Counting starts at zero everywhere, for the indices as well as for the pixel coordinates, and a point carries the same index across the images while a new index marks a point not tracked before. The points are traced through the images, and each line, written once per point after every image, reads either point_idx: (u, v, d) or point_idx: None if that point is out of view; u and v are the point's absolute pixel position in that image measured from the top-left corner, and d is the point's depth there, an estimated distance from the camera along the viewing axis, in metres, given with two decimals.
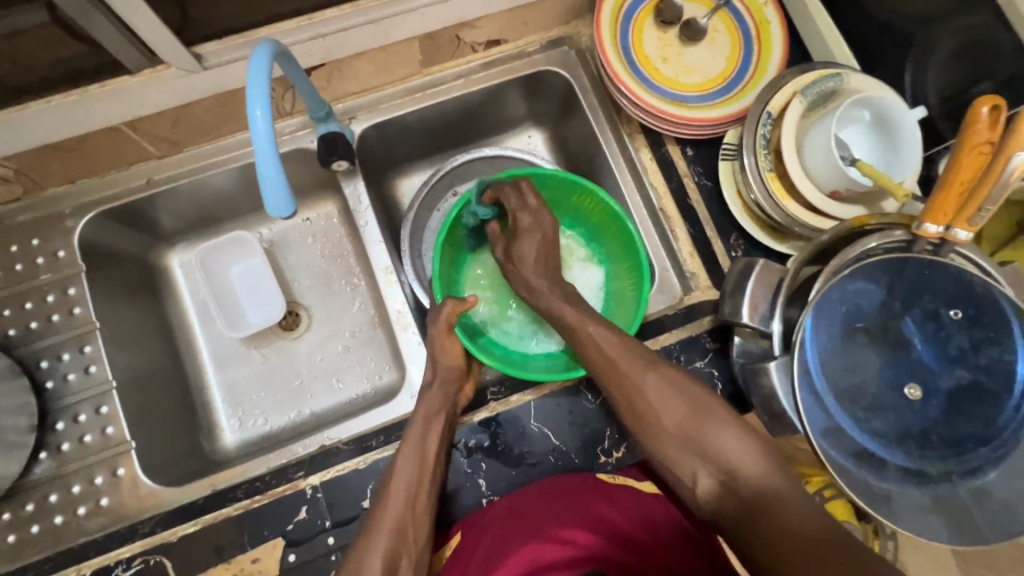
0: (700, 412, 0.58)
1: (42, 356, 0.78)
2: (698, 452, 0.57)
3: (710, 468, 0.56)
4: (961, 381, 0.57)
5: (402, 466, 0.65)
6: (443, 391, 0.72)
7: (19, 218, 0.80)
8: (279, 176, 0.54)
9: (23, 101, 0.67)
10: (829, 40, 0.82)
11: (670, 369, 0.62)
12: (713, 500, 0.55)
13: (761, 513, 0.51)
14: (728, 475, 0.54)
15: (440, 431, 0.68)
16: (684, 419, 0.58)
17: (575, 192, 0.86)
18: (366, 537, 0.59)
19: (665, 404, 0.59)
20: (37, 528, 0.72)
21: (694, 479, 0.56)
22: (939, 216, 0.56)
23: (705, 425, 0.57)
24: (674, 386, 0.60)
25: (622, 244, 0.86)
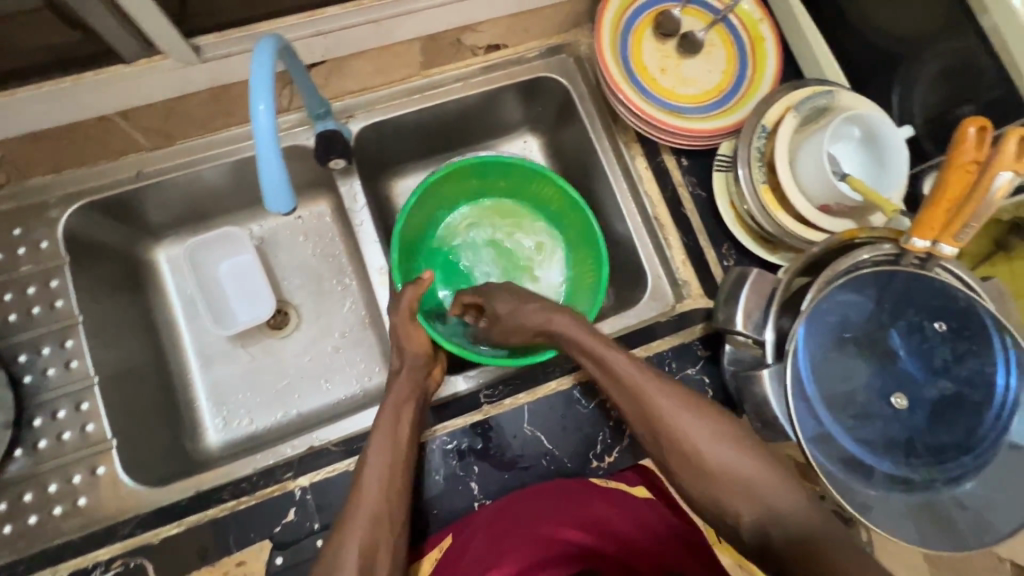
0: (739, 450, 0.57)
1: (20, 350, 0.75)
2: (743, 492, 0.56)
3: (755, 507, 0.55)
4: (945, 392, 0.59)
5: (374, 455, 0.65)
6: (411, 376, 0.72)
7: (0, 207, 0.78)
8: (279, 172, 0.54)
9: (10, 86, 0.65)
10: (820, 58, 0.85)
11: (709, 409, 0.60)
12: (760, 539, 0.54)
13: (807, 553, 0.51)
14: (772, 516, 0.54)
15: (410, 417, 0.68)
16: (726, 458, 0.57)
17: (531, 177, 0.90)
18: (342, 528, 0.60)
19: (708, 444, 0.58)
20: (10, 528, 0.69)
21: (738, 517, 0.55)
22: (927, 231, 0.58)
23: (744, 464, 0.57)
24: (710, 423, 0.59)
25: (581, 229, 0.89)
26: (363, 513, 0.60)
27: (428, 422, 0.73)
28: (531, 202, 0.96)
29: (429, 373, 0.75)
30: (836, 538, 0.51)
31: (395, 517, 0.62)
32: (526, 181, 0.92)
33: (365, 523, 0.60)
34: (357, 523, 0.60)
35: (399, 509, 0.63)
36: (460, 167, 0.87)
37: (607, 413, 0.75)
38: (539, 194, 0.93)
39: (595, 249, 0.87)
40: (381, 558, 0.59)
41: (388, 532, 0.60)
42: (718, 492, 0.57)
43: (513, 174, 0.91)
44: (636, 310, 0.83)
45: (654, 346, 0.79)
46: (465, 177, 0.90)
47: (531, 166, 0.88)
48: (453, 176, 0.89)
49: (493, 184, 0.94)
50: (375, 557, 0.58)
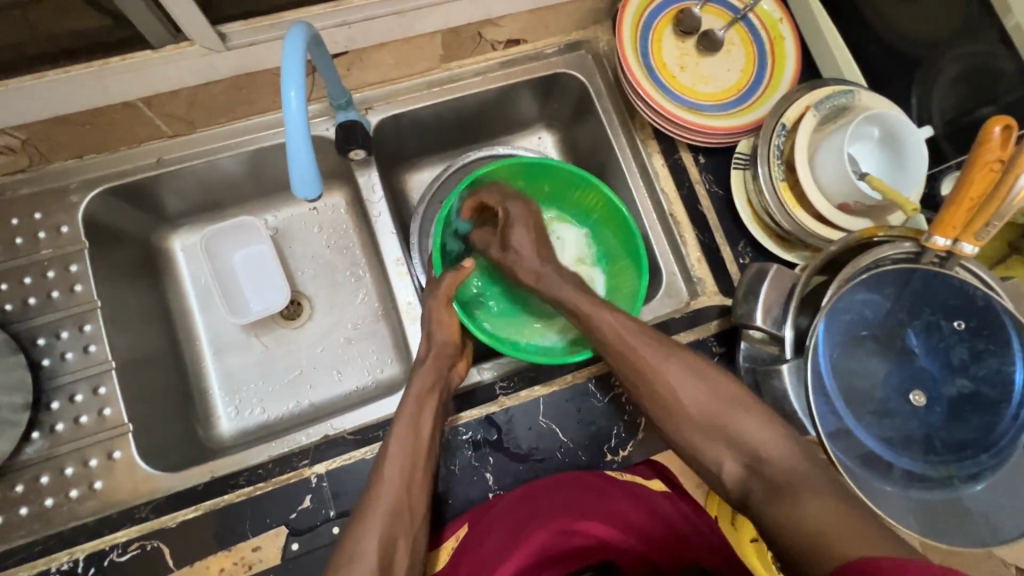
0: (726, 403, 0.63)
1: (39, 333, 0.75)
2: (725, 442, 0.62)
3: (737, 454, 0.61)
4: (963, 390, 0.60)
5: (394, 446, 0.65)
6: (436, 365, 0.73)
7: (21, 190, 0.78)
8: (308, 157, 0.54)
9: (37, 70, 0.66)
10: (839, 58, 0.85)
11: (701, 366, 0.67)
12: (741, 485, 0.61)
13: (784, 503, 0.55)
14: (752, 459, 0.60)
15: (432, 411, 0.68)
16: (710, 409, 0.64)
17: (578, 185, 0.89)
18: (364, 517, 0.61)
19: (694, 395, 0.65)
20: (26, 510, 0.69)
21: (720, 466, 0.63)
22: (948, 229, 0.59)
23: (732, 418, 0.62)
24: (701, 379, 0.66)
25: (622, 239, 0.88)
26: (383, 504, 0.61)
27: (453, 409, 0.74)
28: (572, 208, 0.94)
29: (456, 364, 0.76)
30: (823, 489, 0.54)
31: (413, 513, 0.62)
32: (569, 188, 0.90)
33: (384, 516, 0.61)
34: (374, 520, 0.60)
35: (418, 502, 0.63)
36: (506, 165, 0.86)
37: (622, 407, 0.75)
38: (580, 203, 0.92)
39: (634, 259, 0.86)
40: (400, 554, 0.59)
41: (406, 526, 0.61)
42: (699, 440, 0.64)
43: (559, 179, 0.89)
44: (651, 306, 0.85)
45: None
46: (511, 177, 0.88)
47: (576, 172, 0.87)
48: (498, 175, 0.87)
49: (536, 190, 0.92)
50: (394, 550, 0.59)
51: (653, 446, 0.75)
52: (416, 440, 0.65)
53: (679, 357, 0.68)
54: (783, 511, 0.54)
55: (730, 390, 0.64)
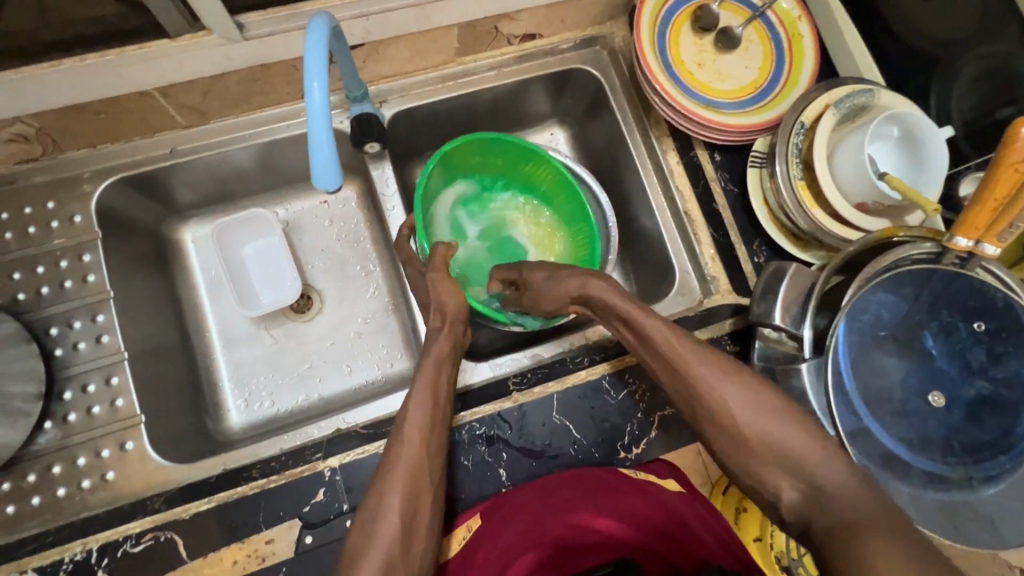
0: (775, 415, 0.54)
1: (52, 323, 0.75)
2: (780, 463, 0.52)
3: (794, 480, 0.51)
4: (982, 391, 0.60)
5: (413, 408, 0.63)
6: (453, 331, 0.71)
7: (34, 179, 0.77)
8: (328, 149, 0.54)
9: (53, 57, 0.65)
10: (857, 57, 0.84)
11: (753, 379, 0.56)
12: (803, 516, 0.50)
13: (853, 541, 0.45)
14: (815, 488, 0.50)
15: (449, 375, 0.67)
16: (760, 416, 0.54)
17: (528, 159, 0.91)
18: (383, 483, 0.58)
19: (741, 407, 0.55)
20: (38, 500, 0.69)
21: (778, 493, 0.52)
22: (970, 230, 0.58)
23: (779, 429, 0.53)
24: (749, 387, 0.56)
25: (570, 212, 0.93)
26: (402, 467, 0.59)
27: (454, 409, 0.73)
28: (520, 183, 0.96)
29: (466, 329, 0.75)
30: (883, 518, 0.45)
31: (433, 477, 0.60)
32: (520, 164, 0.92)
33: (404, 480, 0.58)
34: (396, 482, 0.58)
35: (437, 465, 0.61)
36: (471, 140, 0.86)
37: (636, 405, 0.75)
38: (530, 176, 0.94)
39: (586, 230, 0.91)
40: (422, 509, 0.58)
41: (427, 488, 0.59)
42: (752, 462, 0.53)
43: (513, 155, 0.90)
44: (665, 303, 0.84)
45: None
46: (473, 151, 0.88)
47: (528, 145, 0.88)
48: (463, 150, 0.87)
49: (490, 165, 0.93)
50: (416, 511, 0.57)
51: (667, 445, 0.74)
52: (435, 402, 0.64)
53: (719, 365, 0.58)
54: (853, 551, 0.44)
55: (775, 402, 0.55)
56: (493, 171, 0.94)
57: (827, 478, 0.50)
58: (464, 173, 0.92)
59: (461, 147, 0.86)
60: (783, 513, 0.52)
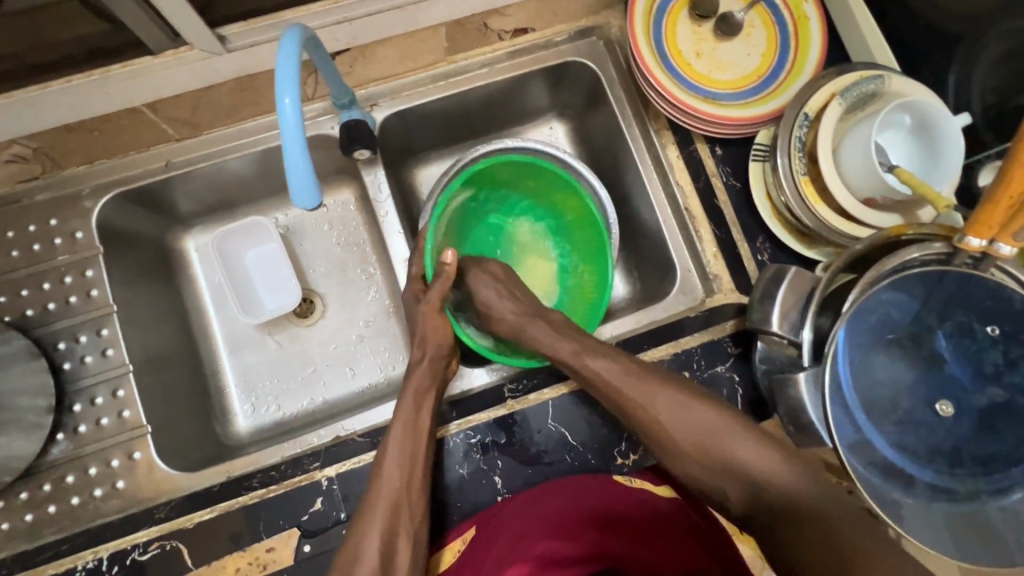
0: (719, 429, 0.64)
1: (59, 337, 0.77)
2: (725, 471, 0.63)
3: (739, 484, 0.62)
4: (995, 400, 0.56)
5: (392, 446, 0.67)
6: (432, 366, 0.74)
7: (37, 196, 0.79)
8: (305, 166, 0.54)
9: (45, 80, 0.68)
10: (869, 38, 0.79)
11: (683, 395, 0.67)
12: (748, 510, 0.61)
13: (792, 521, 0.57)
14: (756, 489, 0.61)
15: (430, 408, 0.70)
16: (700, 436, 0.64)
17: (562, 188, 0.89)
18: (365, 517, 0.64)
19: (682, 429, 0.65)
20: (54, 508, 0.72)
21: (724, 496, 0.63)
22: (984, 229, 0.54)
23: (727, 443, 0.63)
24: (687, 410, 0.66)
25: (591, 248, 0.90)
26: (380, 503, 0.63)
27: (447, 417, 0.74)
28: (547, 206, 0.94)
29: (450, 361, 0.77)
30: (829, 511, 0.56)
31: (413, 508, 0.64)
32: (552, 189, 0.90)
33: (385, 510, 0.63)
34: (377, 519, 0.63)
35: (418, 497, 0.65)
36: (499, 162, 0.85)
37: None
38: (559, 203, 0.92)
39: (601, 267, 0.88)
40: (403, 545, 0.62)
41: (407, 524, 0.63)
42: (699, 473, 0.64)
43: (545, 179, 0.89)
44: (663, 303, 0.82)
45: (682, 342, 0.76)
46: (501, 170, 0.88)
47: (563, 172, 0.86)
48: (491, 169, 0.86)
49: (520, 184, 0.92)
50: (395, 545, 0.62)
51: None
52: (416, 438, 0.67)
53: (660, 385, 0.67)
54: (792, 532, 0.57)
55: (749, 435, 0.63)
56: (519, 191, 0.93)
57: (765, 477, 0.60)
58: (490, 187, 0.91)
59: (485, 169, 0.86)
60: (732, 509, 0.63)
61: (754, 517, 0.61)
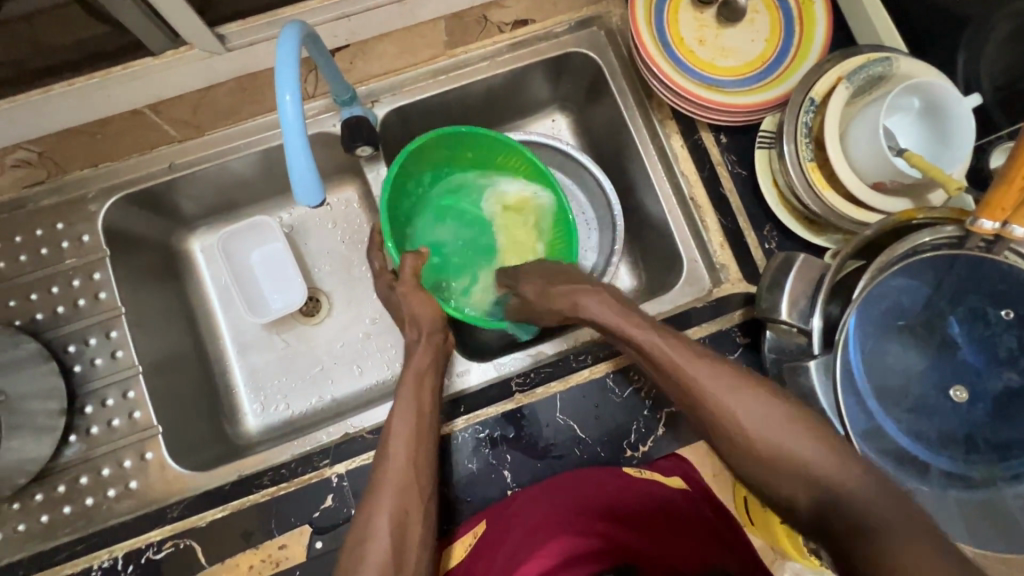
0: (800, 435, 0.53)
1: (69, 340, 0.78)
2: (802, 481, 0.52)
3: (812, 497, 0.52)
4: (1010, 384, 0.56)
5: (397, 423, 0.66)
6: (430, 344, 0.74)
7: (44, 201, 0.79)
8: (306, 161, 0.53)
9: (47, 83, 0.70)
10: (875, 20, 0.78)
11: (770, 395, 0.56)
12: (817, 522, 0.51)
13: (866, 540, 0.47)
14: (840, 512, 0.50)
15: (432, 387, 0.70)
16: (781, 442, 0.53)
17: (501, 149, 0.87)
18: (372, 497, 0.62)
19: (758, 430, 0.55)
20: (69, 509, 0.73)
21: (793, 504, 0.53)
22: (996, 212, 0.53)
23: (809, 454, 0.52)
24: (768, 414, 0.55)
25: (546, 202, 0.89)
26: (388, 482, 0.63)
27: (456, 412, 0.73)
28: (494, 174, 0.92)
29: (447, 337, 0.77)
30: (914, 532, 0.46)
31: (423, 487, 0.63)
32: (490, 155, 0.88)
33: (391, 495, 0.62)
34: (385, 494, 0.62)
35: (427, 480, 0.64)
36: (438, 134, 0.82)
37: (642, 402, 0.73)
38: (503, 167, 0.90)
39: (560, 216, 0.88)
40: (413, 522, 0.61)
41: (416, 500, 0.62)
42: (771, 481, 0.54)
43: (481, 146, 0.87)
44: (671, 294, 0.80)
45: (690, 333, 0.75)
46: (441, 145, 0.84)
47: (501, 136, 0.84)
48: (431, 145, 0.83)
49: (459, 157, 0.89)
50: (405, 524, 0.60)
51: (676, 441, 0.73)
52: (420, 416, 0.67)
53: (734, 381, 0.58)
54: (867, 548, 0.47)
55: (827, 440, 0.53)
56: (461, 164, 0.90)
57: (854, 498, 0.49)
58: (434, 169, 0.88)
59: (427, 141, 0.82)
60: (798, 521, 0.53)
61: (822, 528, 0.51)
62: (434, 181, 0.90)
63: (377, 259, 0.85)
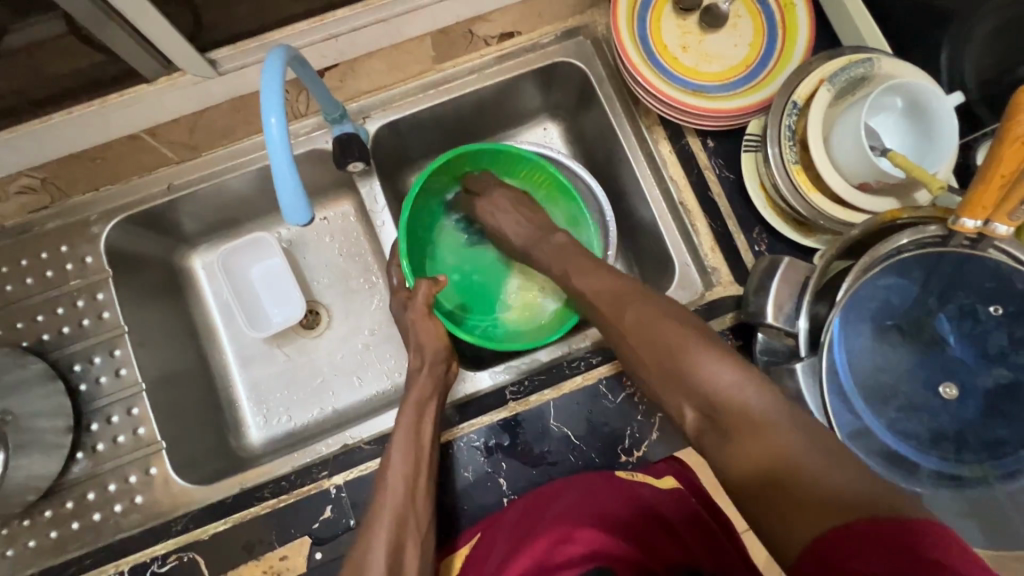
0: (679, 338, 0.58)
1: (74, 360, 0.80)
2: (682, 388, 0.56)
3: (694, 402, 0.55)
4: (1000, 381, 0.56)
5: (395, 456, 0.67)
6: (432, 373, 0.75)
7: (49, 224, 0.82)
8: (293, 182, 0.55)
9: (48, 111, 0.71)
10: (859, 22, 0.78)
11: (654, 306, 0.63)
12: (702, 431, 0.55)
13: (743, 439, 0.50)
14: (711, 406, 0.53)
15: (433, 414, 0.71)
16: (661, 347, 0.59)
17: (524, 165, 0.90)
18: (370, 527, 0.63)
19: (645, 341, 0.60)
20: (77, 525, 0.75)
21: (681, 412, 0.57)
22: (977, 210, 0.52)
23: (687, 356, 0.56)
24: (656, 322, 0.61)
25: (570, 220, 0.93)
26: (387, 509, 0.63)
27: (454, 421, 0.75)
28: None
29: (449, 366, 0.78)
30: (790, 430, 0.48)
31: (418, 516, 0.64)
32: (515, 172, 0.92)
33: (389, 523, 0.62)
34: (382, 524, 0.62)
35: (424, 513, 0.65)
36: (459, 153, 0.86)
37: (635, 407, 0.74)
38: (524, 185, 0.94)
39: (586, 237, 0.90)
40: (409, 556, 0.61)
41: (413, 534, 0.63)
42: (660, 387, 0.59)
43: (506, 163, 0.91)
44: None
45: None
46: (461, 162, 0.88)
47: (522, 152, 0.88)
48: (451, 162, 0.88)
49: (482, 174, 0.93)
50: (403, 554, 0.61)
51: (671, 445, 0.73)
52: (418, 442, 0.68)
53: (638, 297, 0.64)
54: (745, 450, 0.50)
55: (705, 342, 0.57)
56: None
57: (728, 396, 0.53)
58: (456, 184, 0.92)
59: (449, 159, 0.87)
60: (688, 432, 0.56)
61: (706, 435, 0.54)
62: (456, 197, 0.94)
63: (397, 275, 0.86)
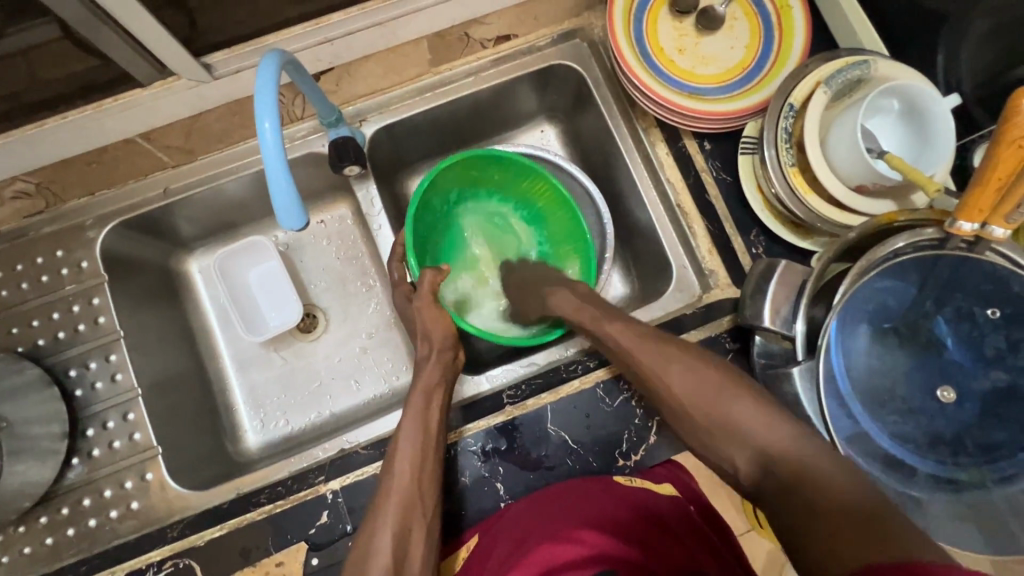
0: (725, 393, 0.60)
1: (70, 365, 0.80)
2: (733, 440, 0.57)
3: (746, 455, 0.56)
4: (998, 384, 0.55)
5: (403, 444, 0.67)
6: (441, 361, 0.74)
7: (44, 229, 0.82)
8: (288, 188, 0.55)
9: (41, 118, 0.72)
10: (855, 23, 0.78)
11: (695, 358, 0.64)
12: (757, 482, 0.55)
13: (793, 490, 0.51)
14: (765, 457, 0.55)
15: (440, 405, 0.70)
16: (705, 402, 0.60)
17: (527, 174, 0.89)
18: (377, 512, 0.63)
19: (690, 396, 0.61)
20: (73, 531, 0.74)
21: (733, 464, 0.57)
22: (974, 213, 0.52)
23: (731, 409, 0.58)
24: (699, 377, 0.62)
25: (566, 228, 0.91)
26: (394, 498, 0.63)
27: (452, 424, 0.74)
28: (517, 197, 0.95)
29: (458, 354, 0.77)
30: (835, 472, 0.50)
31: (425, 505, 0.64)
32: (517, 179, 0.91)
33: (397, 507, 0.63)
34: (388, 512, 0.62)
35: (431, 500, 0.65)
36: (465, 158, 0.85)
37: (632, 411, 0.74)
38: (525, 192, 0.93)
39: (581, 241, 0.89)
40: (415, 540, 0.61)
41: (419, 515, 0.63)
42: (709, 440, 0.59)
43: (508, 170, 0.90)
44: (660, 301, 0.80)
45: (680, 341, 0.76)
46: (466, 167, 0.87)
47: (527, 163, 0.87)
48: (457, 167, 0.86)
49: (485, 179, 0.92)
50: (410, 538, 0.61)
51: (668, 449, 0.73)
52: (427, 434, 0.67)
53: (675, 351, 0.65)
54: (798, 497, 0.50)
55: (751, 397, 0.59)
56: (487, 185, 0.93)
57: (778, 446, 0.54)
58: (459, 187, 0.91)
59: (454, 164, 0.86)
60: (742, 484, 0.57)
61: (761, 487, 0.55)
62: (458, 199, 0.93)
63: (398, 271, 0.85)
